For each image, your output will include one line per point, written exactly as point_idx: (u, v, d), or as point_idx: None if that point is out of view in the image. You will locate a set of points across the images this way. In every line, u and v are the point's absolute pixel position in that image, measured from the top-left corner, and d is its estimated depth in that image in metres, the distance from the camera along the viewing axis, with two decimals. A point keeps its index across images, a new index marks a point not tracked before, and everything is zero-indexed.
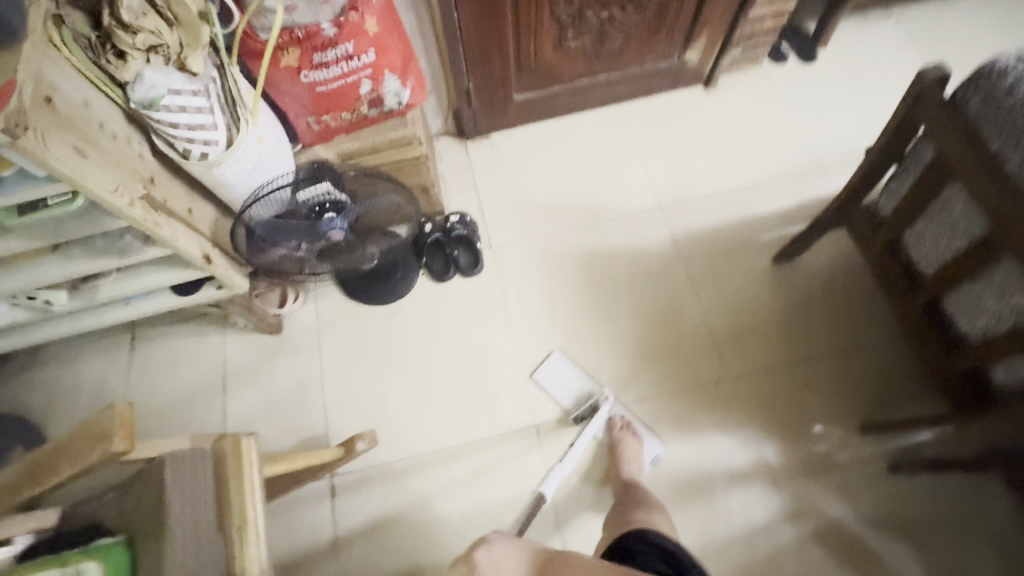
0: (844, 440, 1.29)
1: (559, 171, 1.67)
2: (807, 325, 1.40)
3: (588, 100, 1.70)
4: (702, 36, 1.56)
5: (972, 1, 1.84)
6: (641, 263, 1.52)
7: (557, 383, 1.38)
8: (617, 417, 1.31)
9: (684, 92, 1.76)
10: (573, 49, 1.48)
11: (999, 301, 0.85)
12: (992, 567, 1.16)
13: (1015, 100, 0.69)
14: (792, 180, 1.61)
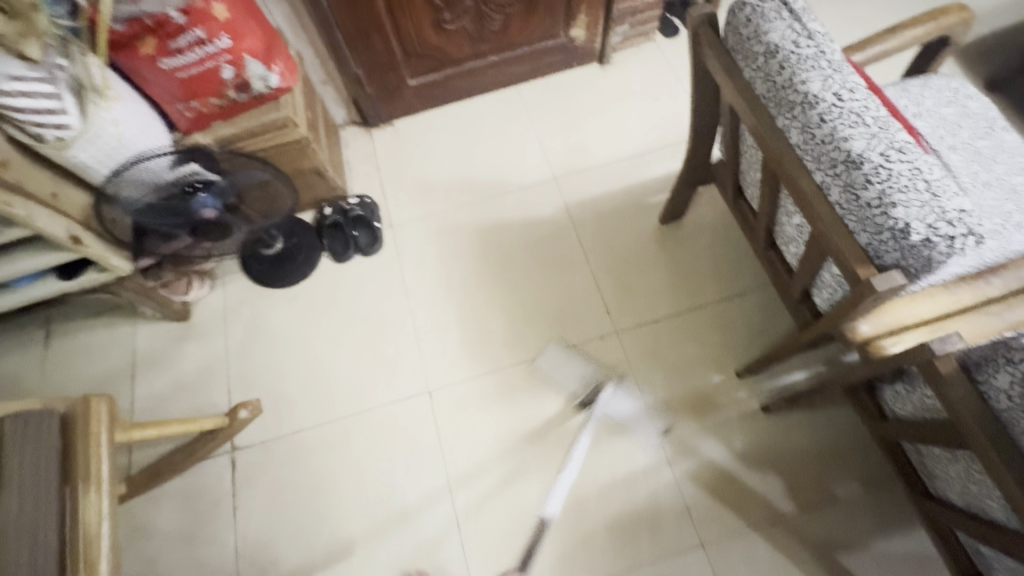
0: (722, 385, 1.34)
1: (459, 150, 1.73)
2: (689, 279, 1.46)
3: (485, 81, 1.76)
4: (582, 12, 1.62)
5: None
6: (535, 232, 1.58)
7: (457, 409, 1.38)
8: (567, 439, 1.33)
9: (580, 69, 1.82)
10: (453, 31, 1.55)
11: (794, 223, 0.91)
12: (859, 495, 1.20)
13: (751, 28, 0.74)
14: (681, 144, 1.67)
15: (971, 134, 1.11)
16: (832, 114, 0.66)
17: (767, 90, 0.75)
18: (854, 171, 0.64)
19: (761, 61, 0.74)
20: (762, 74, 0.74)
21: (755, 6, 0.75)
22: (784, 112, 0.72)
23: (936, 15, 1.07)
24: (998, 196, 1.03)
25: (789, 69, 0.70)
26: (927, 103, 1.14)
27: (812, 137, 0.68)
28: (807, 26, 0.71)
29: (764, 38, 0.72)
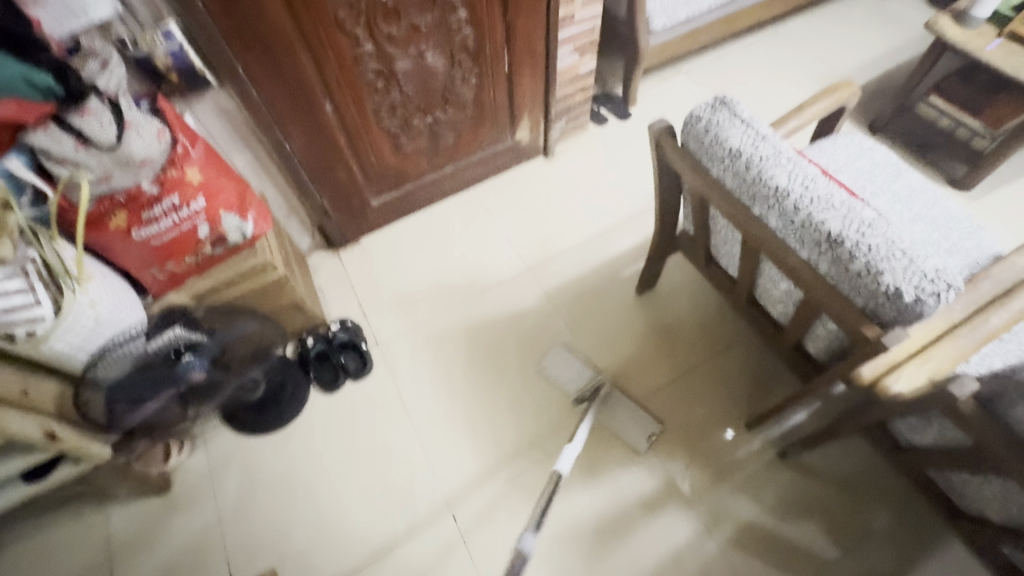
0: (736, 440, 1.37)
1: (431, 257, 1.77)
2: (679, 342, 1.53)
3: (444, 189, 1.85)
4: (525, 117, 1.77)
5: (738, 46, 2.22)
6: (522, 324, 1.61)
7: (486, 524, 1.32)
8: (604, 529, 1.29)
9: (528, 164, 1.96)
10: (411, 151, 1.64)
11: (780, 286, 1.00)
12: (892, 523, 1.24)
13: (711, 136, 0.86)
14: (636, 218, 1.81)
15: (886, 180, 1.29)
16: (803, 202, 0.76)
17: (738, 184, 0.85)
18: (838, 248, 0.73)
19: (727, 162, 0.85)
20: (731, 172, 0.85)
21: (710, 118, 0.87)
22: (759, 202, 0.82)
23: (830, 91, 1.28)
24: (924, 229, 1.20)
25: (755, 167, 0.81)
26: (842, 160, 1.33)
27: (793, 222, 0.78)
28: (759, 130, 0.83)
29: (725, 144, 0.83)
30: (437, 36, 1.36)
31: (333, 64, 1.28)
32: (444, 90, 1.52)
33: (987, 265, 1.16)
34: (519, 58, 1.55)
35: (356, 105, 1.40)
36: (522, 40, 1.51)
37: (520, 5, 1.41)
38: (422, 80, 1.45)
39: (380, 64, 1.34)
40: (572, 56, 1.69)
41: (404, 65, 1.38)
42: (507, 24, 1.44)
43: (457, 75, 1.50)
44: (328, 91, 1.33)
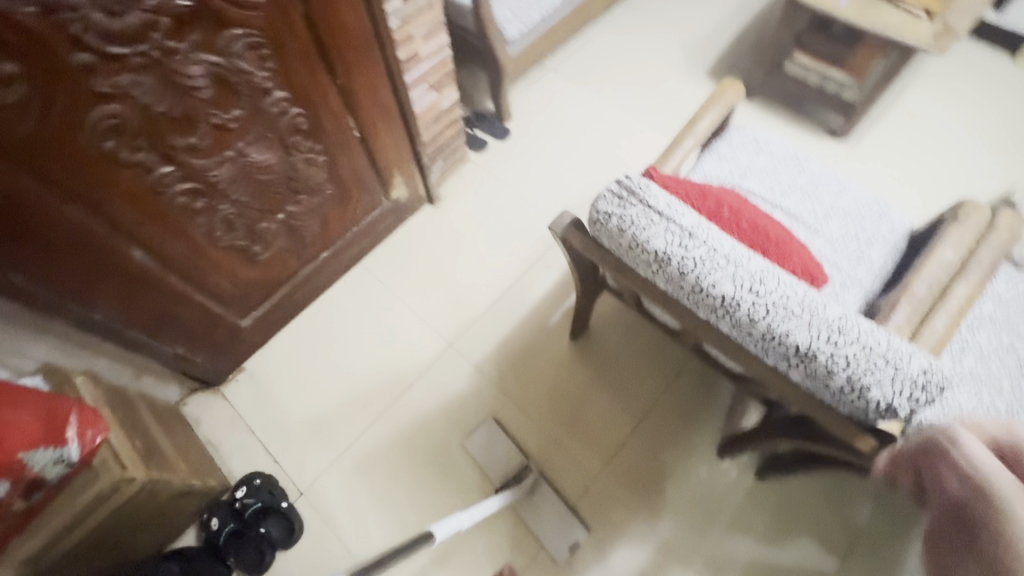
0: (714, 475, 1.30)
1: (333, 362, 1.51)
2: (629, 384, 1.42)
3: (325, 277, 1.56)
4: (396, 174, 1.51)
5: (598, 29, 2.08)
6: (459, 413, 1.42)
7: None
8: None
9: (415, 218, 1.72)
10: (272, 257, 1.34)
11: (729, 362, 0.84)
12: (874, 513, 1.24)
13: (628, 237, 0.70)
14: (547, 249, 1.64)
15: (791, 175, 1.22)
16: (759, 311, 0.62)
17: (674, 288, 0.70)
18: (812, 362, 0.61)
19: (655, 267, 0.69)
20: (663, 277, 0.69)
21: (621, 215, 0.70)
22: (704, 310, 0.68)
23: (715, 100, 1.19)
24: (841, 224, 1.15)
25: (691, 273, 0.66)
26: (744, 161, 1.24)
27: (750, 334, 0.65)
28: (683, 222, 0.68)
29: (649, 249, 0.68)
30: (254, 128, 1.06)
31: (123, 205, 0.96)
32: (288, 181, 1.22)
33: (904, 247, 1.15)
34: (368, 118, 1.29)
35: (177, 237, 1.09)
36: (366, 99, 1.24)
37: (350, 63, 1.14)
38: (255, 182, 1.15)
39: (191, 182, 1.03)
40: (430, 94, 1.45)
41: (224, 174, 1.07)
42: (342, 88, 1.17)
43: (299, 161, 1.21)
44: (130, 236, 1.01)
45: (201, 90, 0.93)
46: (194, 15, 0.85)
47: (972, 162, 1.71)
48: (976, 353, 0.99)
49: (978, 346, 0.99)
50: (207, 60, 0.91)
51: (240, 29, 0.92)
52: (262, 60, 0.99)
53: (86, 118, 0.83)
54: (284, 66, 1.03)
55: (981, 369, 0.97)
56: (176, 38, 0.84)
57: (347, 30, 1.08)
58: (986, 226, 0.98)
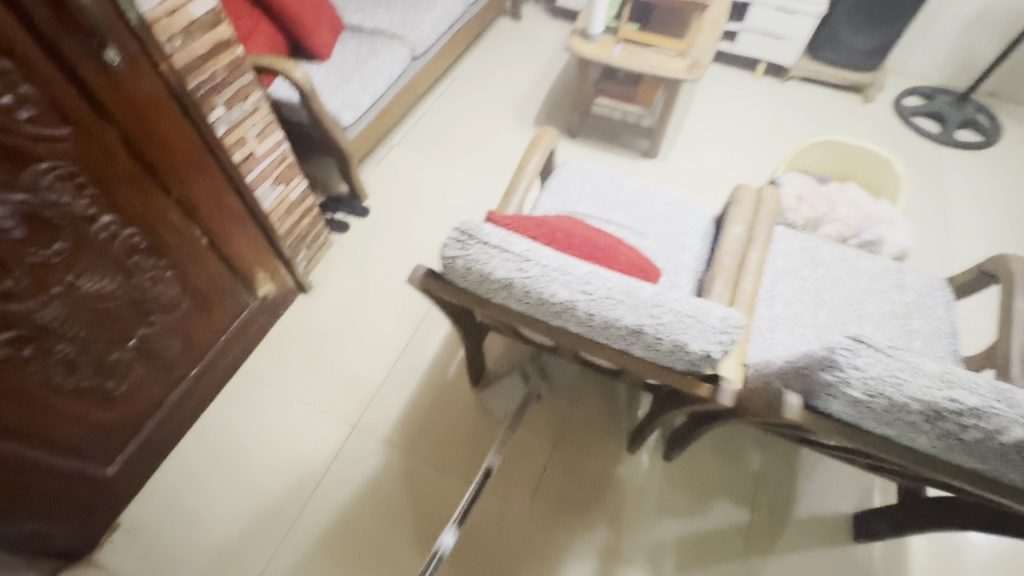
0: (631, 469, 1.40)
1: (228, 484, 1.38)
2: (535, 411, 1.49)
3: (201, 396, 1.46)
4: (258, 273, 1.49)
5: (430, 105, 2.29)
6: (378, 492, 1.37)
7: None
8: None
9: (290, 311, 1.69)
10: (131, 390, 1.23)
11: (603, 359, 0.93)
12: (764, 457, 1.41)
13: (474, 272, 0.79)
14: (430, 307, 1.69)
15: (614, 194, 1.43)
16: (594, 307, 0.74)
17: (526, 306, 0.80)
18: (644, 336, 0.73)
19: (504, 291, 0.79)
20: (513, 298, 0.79)
21: (463, 254, 0.79)
22: (554, 317, 0.79)
23: (535, 144, 1.37)
24: (661, 225, 1.37)
25: (533, 289, 0.76)
26: (574, 191, 1.43)
27: (593, 326, 0.76)
28: (516, 250, 0.78)
29: (494, 277, 0.77)
30: (83, 259, 1.01)
31: None
32: (134, 304, 1.15)
33: (710, 231, 1.39)
34: (214, 224, 1.28)
35: (7, 395, 0.97)
36: (207, 206, 1.24)
37: (183, 175, 1.14)
38: (94, 314, 1.07)
39: (14, 330, 0.94)
40: (277, 188, 1.47)
41: (56, 313, 1.00)
42: (178, 201, 1.16)
43: (143, 282, 1.15)
44: None
45: (10, 231, 0.87)
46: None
47: (747, 157, 2.13)
48: (782, 300, 1.22)
49: (781, 294, 1.23)
50: (13, 200, 0.86)
51: (47, 163, 0.89)
52: (79, 188, 0.96)
53: None
54: (105, 191, 1.00)
55: (788, 311, 1.20)
56: None
57: (172, 144, 1.09)
58: (757, 202, 1.24)
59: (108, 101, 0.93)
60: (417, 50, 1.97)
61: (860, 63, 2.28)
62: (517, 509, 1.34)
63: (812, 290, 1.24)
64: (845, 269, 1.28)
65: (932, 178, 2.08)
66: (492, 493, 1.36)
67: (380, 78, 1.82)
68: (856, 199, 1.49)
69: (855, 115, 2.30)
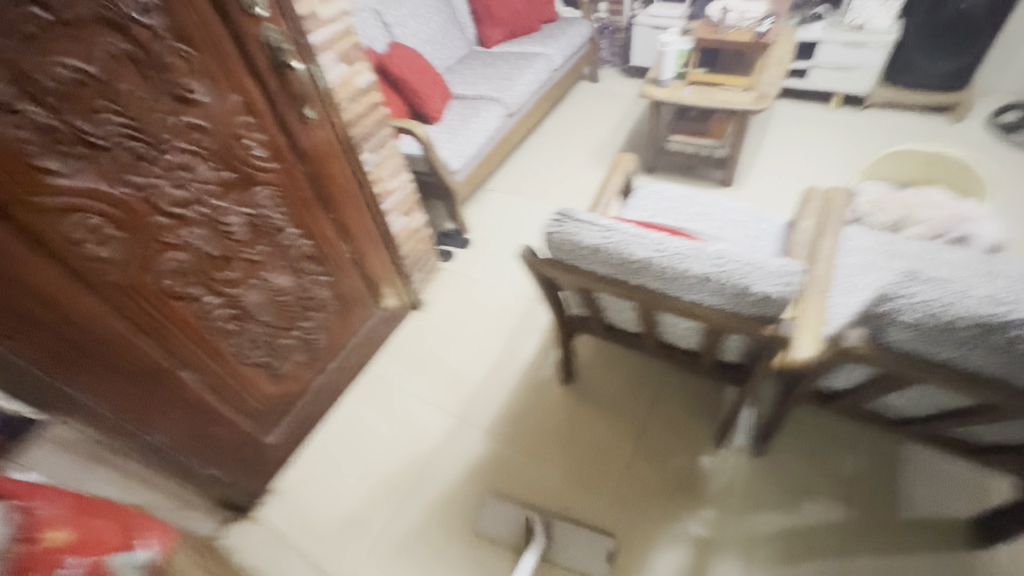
0: (719, 465, 1.44)
1: (356, 461, 1.62)
2: (622, 408, 1.60)
3: (335, 387, 1.75)
4: (384, 286, 1.81)
5: (521, 155, 2.63)
6: (481, 474, 1.53)
7: None
8: None
9: (405, 324, 1.98)
10: (291, 372, 1.55)
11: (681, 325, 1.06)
12: (863, 458, 1.38)
13: (568, 242, 0.99)
14: (524, 319, 1.90)
15: (688, 206, 1.60)
16: (668, 262, 0.91)
17: (611, 269, 0.98)
18: (711, 282, 0.88)
19: (592, 256, 0.98)
20: (600, 262, 0.98)
21: (559, 229, 1.00)
22: (634, 275, 0.96)
23: (614, 168, 1.60)
24: (734, 230, 1.50)
25: (616, 251, 0.94)
26: (651, 206, 1.62)
27: (667, 279, 0.92)
28: (601, 223, 0.98)
29: (584, 243, 0.97)
30: (274, 259, 1.36)
31: (178, 328, 1.18)
32: (300, 300, 1.49)
33: (784, 234, 1.49)
34: (358, 242, 1.62)
35: (217, 358, 1.30)
36: (354, 227, 1.58)
37: (340, 200, 1.49)
38: (275, 304, 1.41)
39: (229, 308, 1.29)
40: (402, 218, 1.81)
41: (254, 298, 1.34)
42: (335, 220, 1.51)
43: (308, 282, 1.49)
44: (182, 358, 1.22)
45: (237, 233, 1.23)
46: (232, 180, 1.19)
47: (825, 179, 2.19)
48: (861, 288, 1.26)
49: (860, 282, 1.27)
50: (241, 211, 1.23)
51: (263, 186, 1.26)
52: (278, 206, 1.32)
53: (156, 262, 1.09)
54: (293, 209, 1.36)
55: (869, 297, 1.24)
56: (221, 197, 1.17)
57: (336, 177, 1.45)
58: (826, 201, 1.34)
59: (302, 143, 1.31)
60: (510, 108, 2.34)
61: (943, 85, 2.30)
62: (607, 495, 1.43)
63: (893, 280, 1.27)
64: (928, 260, 1.31)
65: None
66: (583, 481, 1.47)
67: (481, 131, 2.19)
68: (939, 200, 1.51)
69: (945, 134, 2.28)
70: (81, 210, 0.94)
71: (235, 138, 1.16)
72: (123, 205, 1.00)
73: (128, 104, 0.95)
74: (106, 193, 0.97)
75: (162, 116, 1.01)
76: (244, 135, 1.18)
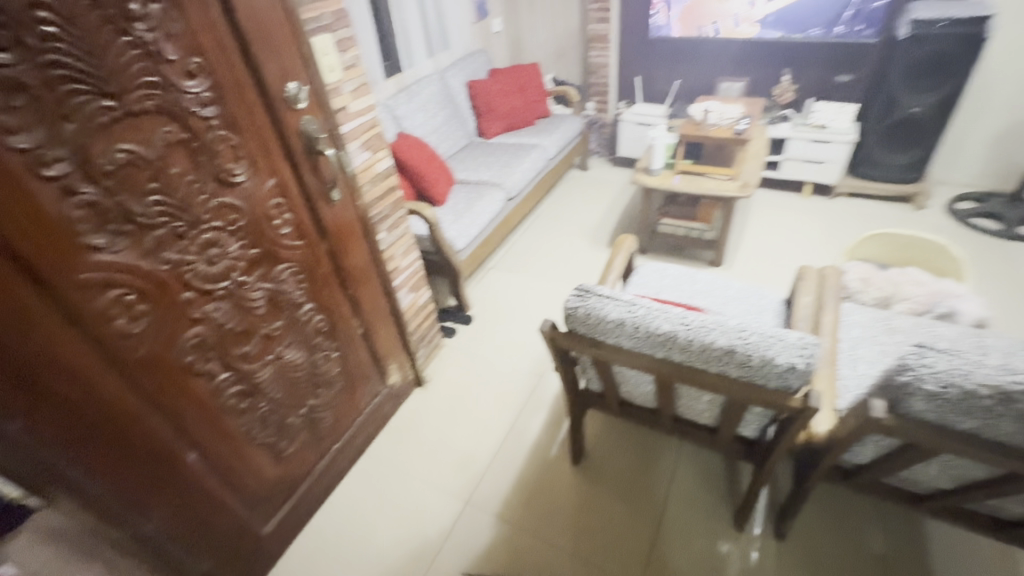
0: (741, 548, 1.39)
1: (356, 553, 1.51)
2: (637, 489, 1.55)
3: (336, 471, 1.67)
4: (390, 363, 1.80)
5: (519, 235, 2.76)
6: (492, 564, 1.44)
7: None
8: None
9: (408, 402, 1.95)
10: (294, 453, 1.49)
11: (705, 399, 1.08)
12: (886, 537, 1.36)
13: (592, 317, 1.03)
14: (530, 395, 1.89)
15: (690, 284, 1.68)
16: (691, 335, 0.95)
17: (634, 343, 1.02)
18: (735, 355, 0.92)
19: (617, 331, 1.02)
20: (625, 336, 1.02)
21: (583, 305, 1.04)
22: (659, 348, 0.99)
23: (618, 248, 1.69)
24: (735, 306, 1.57)
25: (641, 326, 0.98)
26: (654, 284, 1.69)
27: (692, 352, 0.96)
28: (624, 299, 1.02)
29: (609, 318, 1.01)
30: (289, 335, 1.36)
31: (190, 406, 1.15)
32: (311, 376, 1.47)
33: (783, 310, 1.56)
34: (369, 317, 1.63)
35: (223, 438, 1.25)
36: (367, 303, 1.61)
37: (356, 277, 1.53)
38: (286, 380, 1.39)
39: (241, 385, 1.26)
40: (410, 294, 1.85)
41: (266, 375, 1.32)
42: (350, 296, 1.53)
43: (319, 358, 1.48)
44: (191, 438, 1.17)
45: (258, 309, 1.24)
46: (260, 257, 1.22)
47: (807, 258, 2.33)
48: (864, 361, 1.31)
49: (862, 356, 1.33)
50: (264, 287, 1.25)
51: (286, 263, 1.29)
52: (299, 282, 1.35)
53: (179, 337, 1.09)
54: (312, 285, 1.39)
55: (873, 370, 1.29)
56: (247, 274, 1.20)
57: (354, 255, 1.50)
58: (820, 278, 1.43)
59: (326, 222, 1.37)
60: (511, 193, 2.49)
61: (902, 177, 2.55)
62: None
63: (892, 353, 1.33)
64: (921, 334, 1.38)
65: (1006, 267, 2.14)
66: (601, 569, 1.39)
67: (484, 214, 2.31)
68: (920, 278, 1.62)
69: (910, 219, 2.49)
70: (116, 285, 0.96)
71: (266, 218, 1.21)
72: (156, 281, 1.02)
73: (175, 186, 1.01)
74: (142, 269, 0.99)
75: (204, 198, 1.06)
76: (276, 215, 1.23)
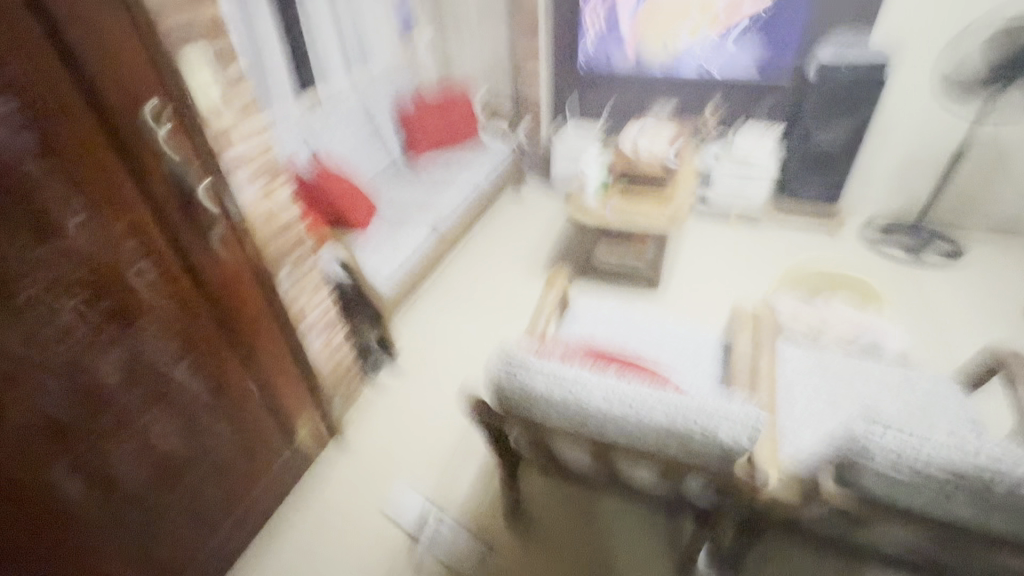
0: None
1: None
2: (576, 551, 1.42)
3: (228, 554, 1.42)
4: (298, 421, 1.57)
5: (450, 263, 2.60)
6: None
7: None
8: None
9: (322, 460, 1.72)
10: (169, 544, 1.23)
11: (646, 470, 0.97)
12: None
13: (517, 387, 0.90)
14: (460, 446, 1.73)
15: (627, 322, 1.59)
16: (627, 409, 0.83)
17: (564, 415, 0.90)
18: (676, 432, 0.81)
19: (545, 403, 0.89)
20: (553, 408, 0.89)
21: (506, 373, 0.90)
22: (592, 422, 0.87)
23: (551, 285, 1.57)
24: (673, 347, 1.50)
25: (570, 398, 0.86)
26: (589, 322, 1.59)
27: (629, 427, 0.85)
28: (552, 364, 0.89)
29: (535, 390, 0.88)
30: (157, 407, 1.12)
31: (5, 512, 0.90)
32: (190, 451, 1.22)
33: (720, 349, 1.51)
34: (268, 373, 1.41)
35: (60, 545, 0.99)
36: (265, 358, 1.38)
37: (249, 329, 1.31)
38: (154, 461, 1.14)
39: (86, 477, 1.01)
40: (321, 339, 1.63)
41: (124, 459, 1.07)
42: (241, 352, 1.30)
43: (201, 429, 1.24)
44: (5, 552, 0.91)
45: (107, 382, 1.00)
46: (108, 319, 0.98)
47: (738, 286, 2.35)
48: (801, 407, 1.27)
49: (799, 401, 1.29)
50: (116, 354, 1.01)
51: (148, 322, 1.06)
52: (169, 344, 1.11)
53: None
54: (188, 345, 1.16)
55: (810, 417, 1.25)
56: (89, 342, 0.96)
57: (245, 305, 1.28)
58: (756, 318, 1.39)
59: (204, 269, 1.14)
60: (440, 218, 2.33)
61: (821, 202, 2.65)
62: None
63: (828, 396, 1.30)
64: (854, 373, 1.35)
65: (914, 292, 2.25)
66: None
67: (409, 243, 2.12)
68: (846, 311, 1.64)
69: (829, 244, 2.59)
70: None
71: (117, 271, 0.98)
72: None
73: None
74: None
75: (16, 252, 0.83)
76: (130, 265, 1.00)
